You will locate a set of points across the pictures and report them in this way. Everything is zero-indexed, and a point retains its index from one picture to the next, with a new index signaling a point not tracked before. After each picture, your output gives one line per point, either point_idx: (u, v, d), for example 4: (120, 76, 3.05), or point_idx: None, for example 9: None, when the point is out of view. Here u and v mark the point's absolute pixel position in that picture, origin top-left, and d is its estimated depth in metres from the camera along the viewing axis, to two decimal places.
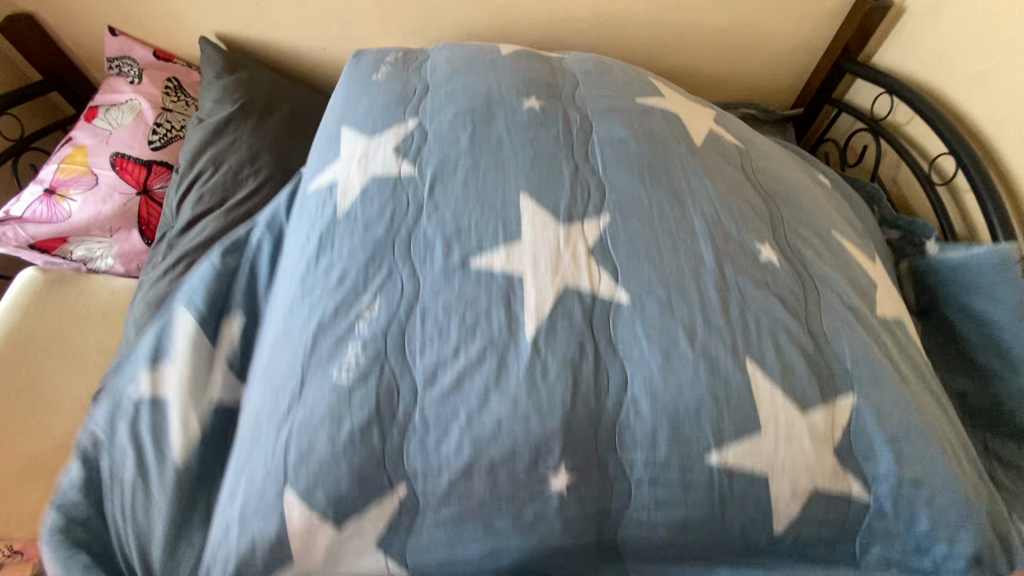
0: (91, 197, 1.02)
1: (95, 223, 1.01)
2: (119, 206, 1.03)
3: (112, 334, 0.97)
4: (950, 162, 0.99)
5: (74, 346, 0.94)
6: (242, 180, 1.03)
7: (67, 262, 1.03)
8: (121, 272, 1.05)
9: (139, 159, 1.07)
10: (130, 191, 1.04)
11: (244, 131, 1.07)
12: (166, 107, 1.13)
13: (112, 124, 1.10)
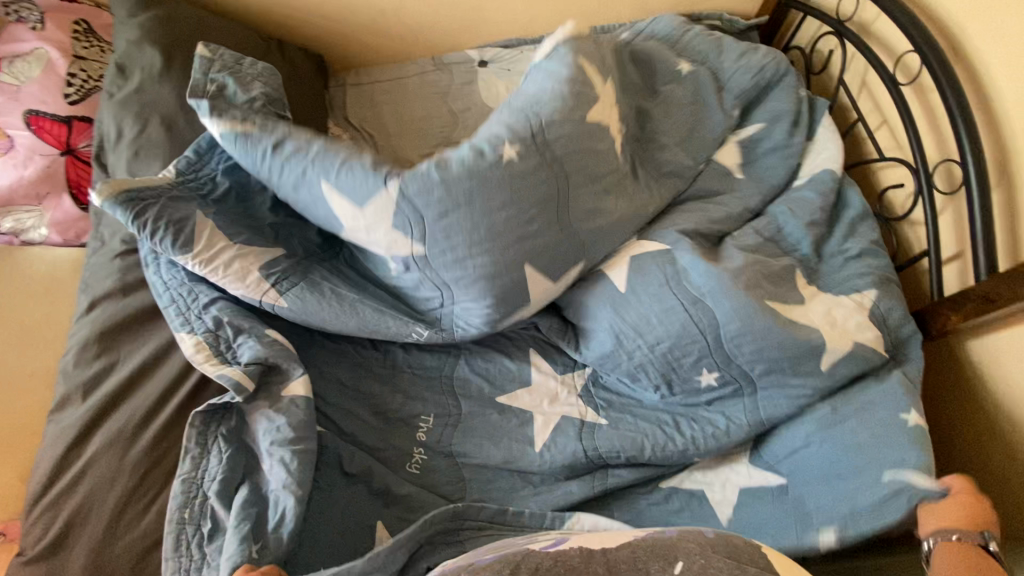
0: (10, 161, 0.93)
1: (19, 191, 0.94)
2: (43, 170, 0.95)
3: (59, 305, 0.92)
4: (915, 59, 0.97)
5: (22, 323, 0.89)
6: (213, 159, 0.89)
7: None
8: (59, 243, 0.97)
9: (56, 115, 0.97)
10: (53, 151, 0.96)
11: (170, 79, 0.99)
12: (79, 54, 1.02)
13: (17, 76, 0.98)
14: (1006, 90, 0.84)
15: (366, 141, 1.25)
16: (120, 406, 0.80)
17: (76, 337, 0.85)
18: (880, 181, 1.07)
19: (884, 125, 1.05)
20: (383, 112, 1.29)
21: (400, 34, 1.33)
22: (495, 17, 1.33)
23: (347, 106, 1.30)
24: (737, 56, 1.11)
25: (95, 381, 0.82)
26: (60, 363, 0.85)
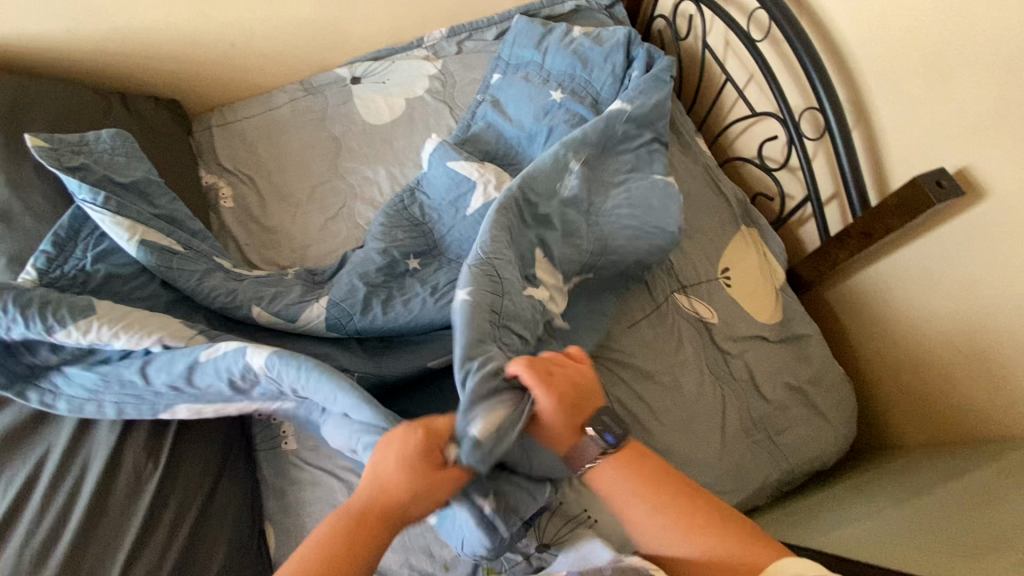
0: None
1: None
2: None
3: None
4: (764, 14, 1.01)
5: None
6: (79, 246, 0.86)
7: None
8: None
9: None
10: None
11: None
12: None
13: None
14: (850, 35, 0.89)
15: (245, 183, 1.17)
16: (9, 540, 0.71)
17: None
18: (757, 134, 1.11)
19: (751, 80, 1.09)
20: (256, 148, 1.21)
21: (258, 64, 1.26)
22: (356, 30, 1.28)
23: (216, 149, 1.20)
24: (602, 61, 1.20)
25: None
26: None
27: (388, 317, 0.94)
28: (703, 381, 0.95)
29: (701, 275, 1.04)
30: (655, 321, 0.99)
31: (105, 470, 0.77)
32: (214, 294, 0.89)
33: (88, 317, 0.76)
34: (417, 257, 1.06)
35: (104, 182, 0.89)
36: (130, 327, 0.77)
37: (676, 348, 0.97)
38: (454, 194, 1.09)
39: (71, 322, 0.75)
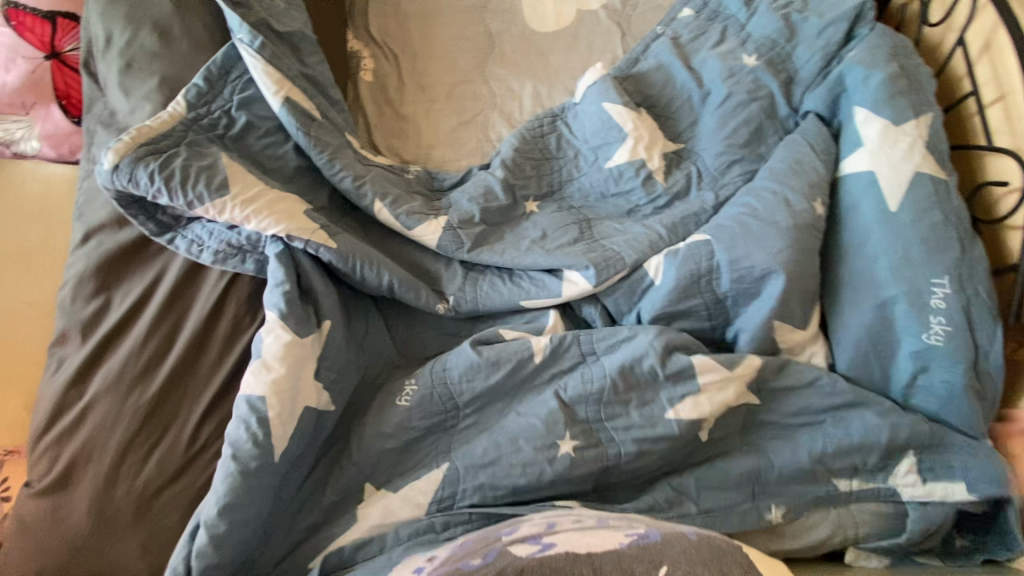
0: None
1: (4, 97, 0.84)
2: (26, 75, 0.84)
3: (56, 228, 0.85)
4: None
5: (18, 246, 0.83)
6: (227, 87, 0.84)
7: None
8: (52, 157, 0.89)
9: (37, 9, 0.83)
10: (36, 54, 0.84)
11: None
12: None
13: None
14: None
15: (389, 59, 1.10)
16: (124, 349, 0.77)
17: (73, 268, 0.80)
18: (975, 169, 0.94)
19: (1001, 101, 0.90)
20: (408, 23, 1.12)
21: None
22: None
23: (368, 14, 1.13)
24: (814, 34, 1.01)
25: (97, 314, 0.79)
26: (57, 294, 0.81)
27: (497, 255, 0.91)
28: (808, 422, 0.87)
29: (843, 308, 0.92)
30: (774, 342, 0.89)
31: (207, 315, 0.81)
32: (340, 175, 0.89)
33: (223, 197, 0.77)
34: (542, 195, 1.00)
35: (261, 27, 0.85)
36: (260, 213, 0.79)
37: (787, 377, 0.88)
38: (598, 139, 1.00)
39: (210, 197, 0.77)
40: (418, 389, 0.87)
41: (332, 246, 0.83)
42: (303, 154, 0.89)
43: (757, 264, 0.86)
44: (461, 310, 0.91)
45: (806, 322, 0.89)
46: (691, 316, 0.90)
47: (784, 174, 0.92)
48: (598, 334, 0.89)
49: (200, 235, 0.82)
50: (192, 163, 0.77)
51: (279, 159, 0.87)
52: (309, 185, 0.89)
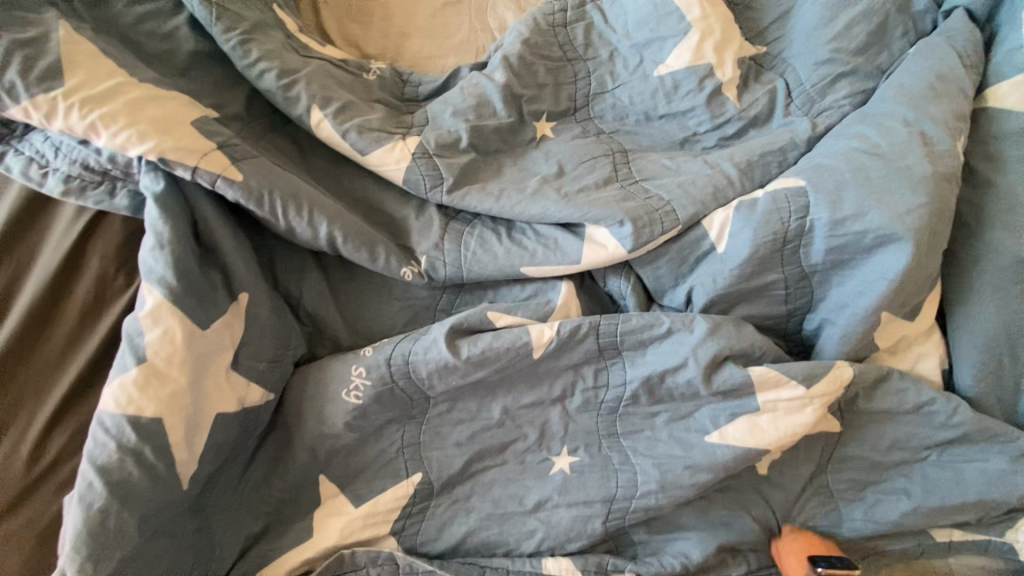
0: None
1: None
2: None
3: None
4: None
5: None
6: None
7: None
8: None
9: None
10: None
11: None
12: None
13: None
14: None
15: None
16: None
17: None
18: None
19: None
20: None
21: None
22: None
23: None
24: None
25: None
26: None
27: (491, 197, 0.63)
28: (907, 460, 0.63)
29: (980, 293, 0.63)
30: (872, 343, 0.63)
31: (59, 273, 0.55)
32: (260, 70, 0.60)
33: (53, 92, 0.49)
34: (560, 112, 0.71)
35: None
36: (113, 122, 0.50)
37: (889, 395, 0.62)
38: (647, 33, 0.69)
39: (28, 91, 0.49)
40: (372, 381, 0.62)
41: (238, 179, 0.55)
42: (204, 33, 0.60)
43: (870, 229, 0.57)
44: (439, 275, 0.65)
45: (921, 303, 0.62)
46: (761, 298, 0.63)
47: (917, 94, 0.62)
48: (629, 321, 0.63)
49: (42, 149, 0.54)
50: (4, 35, 0.49)
51: (166, 38, 0.58)
52: (215, 82, 0.60)
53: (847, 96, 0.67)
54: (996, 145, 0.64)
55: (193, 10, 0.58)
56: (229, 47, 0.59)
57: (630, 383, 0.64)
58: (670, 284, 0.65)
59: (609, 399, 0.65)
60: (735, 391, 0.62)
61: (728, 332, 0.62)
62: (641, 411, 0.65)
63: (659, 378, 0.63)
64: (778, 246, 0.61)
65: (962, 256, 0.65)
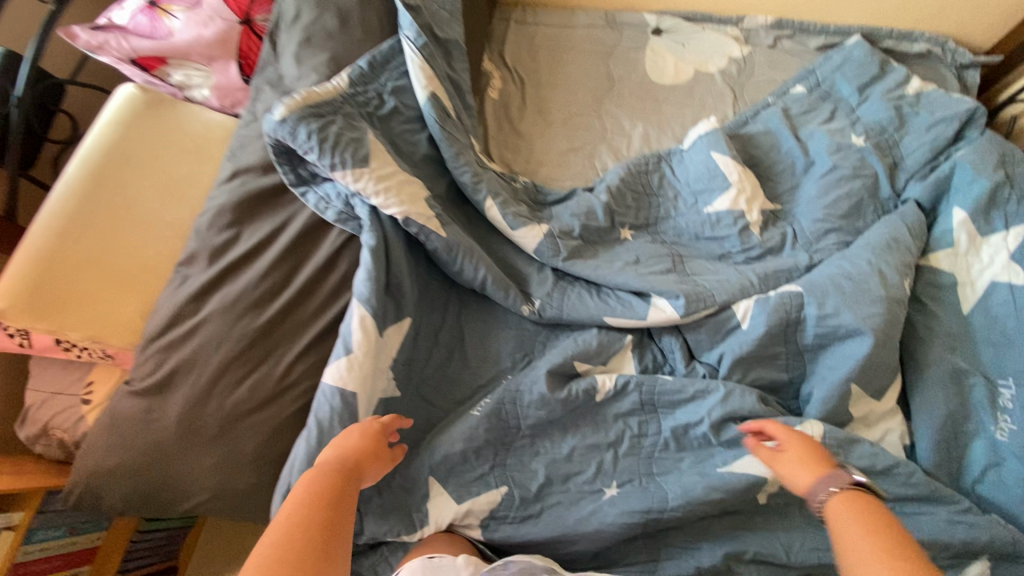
0: (193, 17, 0.93)
1: (195, 49, 0.93)
2: (220, 32, 0.94)
3: (205, 167, 0.94)
4: None
5: (169, 174, 0.92)
6: (384, 75, 0.94)
7: (164, 85, 0.98)
8: (214, 106, 1.00)
9: None
10: (232, 17, 0.94)
11: None
12: None
13: None
14: None
15: (516, 83, 1.19)
16: (243, 280, 0.83)
17: (215, 200, 0.88)
18: None
19: None
20: (540, 56, 1.22)
21: None
22: None
23: (505, 43, 1.23)
24: (924, 129, 1.06)
25: (225, 245, 0.85)
26: (195, 221, 0.88)
27: (591, 269, 0.95)
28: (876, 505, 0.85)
29: (928, 387, 0.89)
30: (846, 408, 0.88)
31: (319, 269, 0.86)
32: (462, 171, 0.96)
33: (362, 169, 0.84)
34: (638, 225, 1.05)
35: (427, 30, 0.95)
36: (388, 190, 0.85)
37: (863, 452, 0.85)
38: (701, 185, 1.05)
39: (349, 165, 0.83)
40: (492, 400, 0.88)
41: (442, 235, 0.88)
42: (432, 144, 0.97)
43: (844, 323, 0.87)
44: (547, 314, 0.94)
45: (879, 386, 0.89)
46: (770, 365, 0.90)
47: (881, 248, 0.94)
48: (665, 383, 0.89)
49: (329, 194, 0.88)
50: (343, 131, 0.85)
51: (412, 144, 0.95)
52: (432, 173, 0.97)
53: (833, 243, 1.00)
54: (936, 289, 0.96)
55: (431, 133, 0.96)
56: (447, 154, 0.96)
57: (663, 433, 0.88)
58: (706, 348, 0.93)
59: (656, 423, 0.89)
60: (748, 427, 0.86)
61: (742, 384, 0.89)
62: (679, 438, 0.88)
63: (692, 408, 0.88)
64: (783, 329, 0.90)
65: (917, 362, 0.92)
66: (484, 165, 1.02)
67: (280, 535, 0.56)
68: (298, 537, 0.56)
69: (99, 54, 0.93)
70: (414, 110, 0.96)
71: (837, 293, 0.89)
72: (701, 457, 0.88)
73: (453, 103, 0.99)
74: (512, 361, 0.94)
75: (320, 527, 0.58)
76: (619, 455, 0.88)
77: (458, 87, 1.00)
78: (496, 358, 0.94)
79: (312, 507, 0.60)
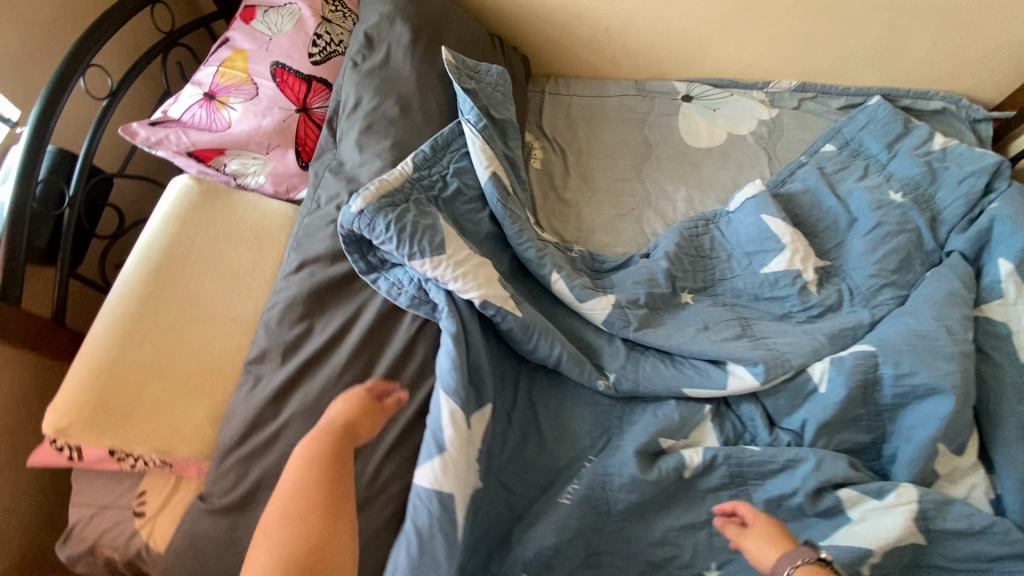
0: (251, 108, 0.92)
1: (254, 139, 0.92)
2: (278, 122, 0.93)
3: (264, 257, 0.91)
4: None
5: (230, 267, 0.89)
6: (446, 157, 0.95)
7: (218, 175, 0.96)
8: (269, 193, 0.98)
9: (300, 73, 0.96)
10: (290, 106, 0.94)
11: (413, 58, 0.96)
12: (327, 17, 1.01)
13: (271, 30, 0.99)
14: None
15: (557, 153, 1.22)
16: (320, 378, 0.79)
17: (283, 293, 0.85)
18: None
19: None
20: (578, 126, 1.25)
21: (614, 52, 1.26)
22: (716, 55, 1.25)
23: (542, 113, 1.26)
24: (956, 183, 1.11)
25: (297, 341, 0.82)
26: (262, 316, 0.85)
27: (663, 338, 0.94)
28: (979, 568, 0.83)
29: (1008, 440, 0.90)
30: (933, 468, 0.88)
31: (397, 360, 0.83)
32: (526, 247, 0.96)
33: (440, 255, 0.82)
34: (696, 289, 1.05)
35: (485, 112, 0.97)
36: (465, 274, 0.83)
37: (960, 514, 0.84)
38: (754, 246, 1.07)
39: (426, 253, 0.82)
40: (580, 486, 0.85)
41: (518, 315, 0.87)
42: (495, 222, 0.97)
43: (922, 382, 0.88)
44: (623, 389, 0.92)
45: (961, 441, 0.89)
46: (852, 427, 0.90)
47: (941, 303, 0.96)
48: (753, 454, 0.87)
49: (400, 279, 0.87)
50: (417, 218, 0.84)
51: (476, 223, 0.95)
52: (495, 250, 0.97)
53: (890, 298, 1.02)
54: (995, 339, 0.98)
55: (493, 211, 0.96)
56: (511, 230, 0.95)
57: (756, 505, 0.86)
58: (785, 413, 0.92)
59: (747, 497, 0.87)
60: (844, 497, 0.84)
61: (829, 449, 0.88)
62: (772, 510, 0.86)
63: (784, 481, 0.86)
64: (861, 391, 0.90)
65: (990, 414, 0.93)
66: (543, 238, 1.02)
67: (281, 502, 0.61)
68: (308, 482, 0.62)
69: (156, 149, 0.91)
70: (476, 189, 0.96)
71: (909, 351, 0.90)
72: (797, 529, 0.85)
73: (512, 181, 0.99)
74: (592, 440, 0.91)
75: (321, 494, 0.62)
76: (714, 533, 0.86)
77: (514, 164, 1.01)
78: (575, 438, 0.91)
79: (311, 470, 0.64)
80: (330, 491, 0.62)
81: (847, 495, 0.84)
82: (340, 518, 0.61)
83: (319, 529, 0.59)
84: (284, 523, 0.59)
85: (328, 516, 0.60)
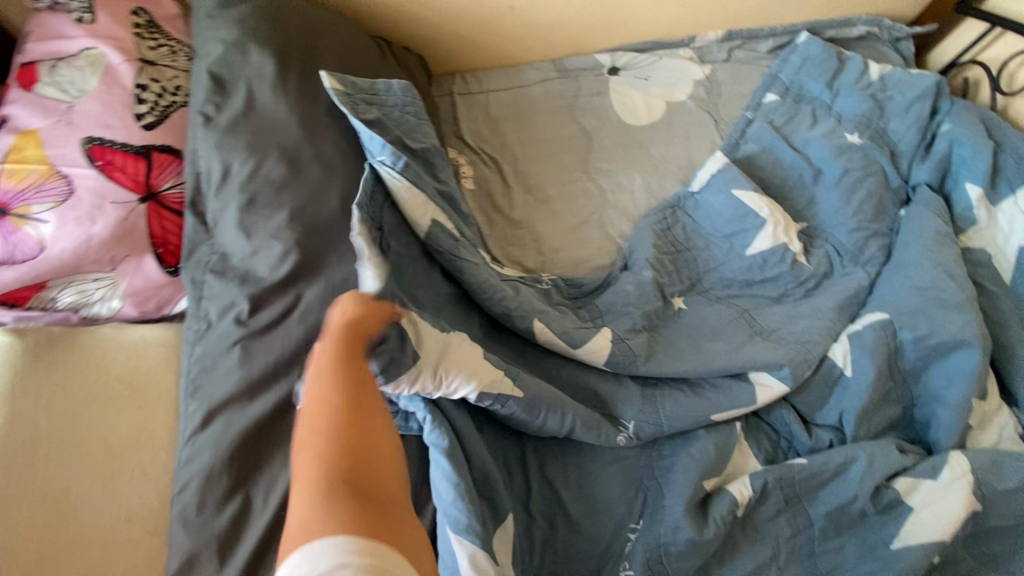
0: (69, 212, 0.65)
1: (87, 255, 0.65)
2: (116, 221, 0.66)
3: (152, 412, 0.66)
4: None
5: (104, 443, 0.63)
6: None
7: (49, 314, 0.68)
8: (133, 318, 0.71)
9: (130, 146, 0.69)
10: (128, 196, 0.67)
11: (287, 96, 0.71)
12: (149, 60, 0.74)
13: (72, 93, 0.70)
14: None
15: (488, 165, 1.03)
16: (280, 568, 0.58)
17: (192, 463, 0.61)
18: None
19: None
20: (502, 127, 1.06)
21: (522, 32, 1.06)
22: (633, 17, 1.09)
23: (457, 120, 1.05)
24: (903, 110, 1.06)
25: (231, 526, 0.59)
26: (170, 504, 0.60)
27: (674, 363, 0.81)
28: None
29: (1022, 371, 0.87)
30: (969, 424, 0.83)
31: None
32: (495, 305, 0.77)
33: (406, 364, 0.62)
34: (685, 290, 0.93)
35: (401, 144, 0.76)
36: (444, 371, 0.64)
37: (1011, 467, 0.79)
38: (730, 226, 0.96)
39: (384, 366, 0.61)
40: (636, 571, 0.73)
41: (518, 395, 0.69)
42: (448, 280, 0.77)
43: (942, 338, 0.83)
44: (647, 435, 0.79)
45: (984, 386, 0.85)
46: (884, 404, 0.83)
47: (932, 244, 0.91)
48: (801, 469, 0.78)
49: None
50: None
51: (427, 287, 0.74)
52: (458, 314, 0.77)
53: (878, 249, 0.95)
54: (981, 268, 0.95)
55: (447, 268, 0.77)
56: (472, 284, 0.76)
57: (818, 523, 0.77)
58: (814, 408, 0.84)
59: (807, 518, 0.77)
60: (901, 487, 0.78)
61: (870, 438, 0.81)
62: (836, 524, 0.77)
63: (838, 487, 0.78)
64: (885, 364, 0.83)
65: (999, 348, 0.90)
66: (509, 281, 0.84)
67: (311, 408, 0.45)
68: (337, 392, 0.46)
69: None
70: (415, 246, 0.75)
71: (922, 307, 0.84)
72: (864, 535, 0.77)
73: (455, 222, 0.79)
74: (630, 506, 0.77)
75: (344, 397, 0.45)
76: (783, 568, 0.76)
77: (451, 200, 0.81)
78: (609, 510, 0.77)
79: (335, 370, 0.47)
80: (359, 392, 0.47)
81: (902, 484, 0.78)
82: (368, 404, 0.46)
83: (351, 430, 0.44)
84: (312, 436, 0.43)
85: (355, 416, 0.45)
